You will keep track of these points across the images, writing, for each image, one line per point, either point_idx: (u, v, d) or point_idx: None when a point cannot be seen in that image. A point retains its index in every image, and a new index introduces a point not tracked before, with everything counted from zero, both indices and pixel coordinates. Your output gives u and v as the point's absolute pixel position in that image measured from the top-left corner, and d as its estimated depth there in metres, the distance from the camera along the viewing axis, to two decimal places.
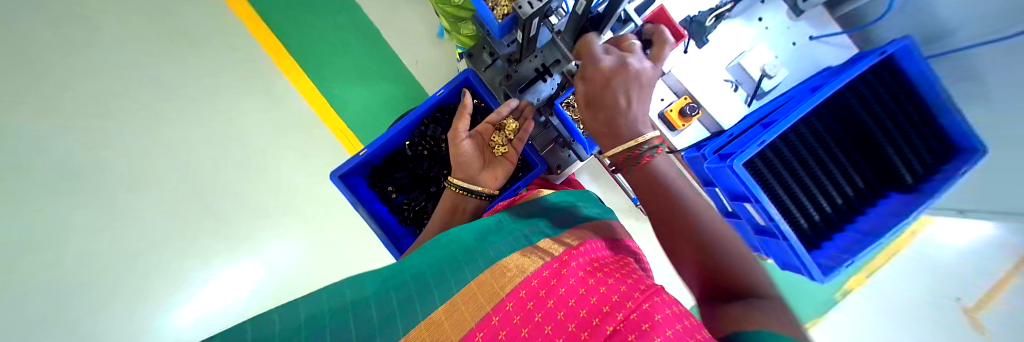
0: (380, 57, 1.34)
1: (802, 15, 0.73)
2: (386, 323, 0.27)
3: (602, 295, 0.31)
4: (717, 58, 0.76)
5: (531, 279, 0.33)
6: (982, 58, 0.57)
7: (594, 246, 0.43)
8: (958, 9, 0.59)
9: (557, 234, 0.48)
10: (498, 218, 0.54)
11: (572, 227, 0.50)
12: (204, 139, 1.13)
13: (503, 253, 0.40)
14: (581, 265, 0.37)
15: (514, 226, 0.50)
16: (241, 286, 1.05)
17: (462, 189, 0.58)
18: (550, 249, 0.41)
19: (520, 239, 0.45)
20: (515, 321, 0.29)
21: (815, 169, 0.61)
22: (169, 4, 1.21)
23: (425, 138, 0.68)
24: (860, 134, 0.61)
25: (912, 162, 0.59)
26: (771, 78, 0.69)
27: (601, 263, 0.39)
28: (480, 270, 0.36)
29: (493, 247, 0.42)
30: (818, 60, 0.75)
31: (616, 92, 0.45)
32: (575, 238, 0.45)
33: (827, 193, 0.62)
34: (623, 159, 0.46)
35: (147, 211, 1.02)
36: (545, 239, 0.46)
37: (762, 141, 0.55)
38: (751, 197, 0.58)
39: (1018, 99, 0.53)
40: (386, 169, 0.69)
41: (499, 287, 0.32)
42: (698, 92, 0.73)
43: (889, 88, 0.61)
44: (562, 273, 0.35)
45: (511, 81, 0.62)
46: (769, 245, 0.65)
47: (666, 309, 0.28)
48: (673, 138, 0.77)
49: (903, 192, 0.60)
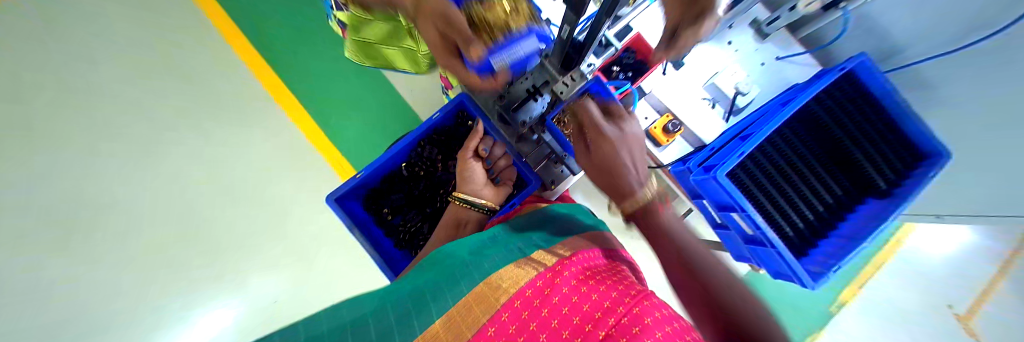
0: (374, 81, 1.34)
1: (767, 38, 0.80)
2: (386, 335, 0.28)
3: (594, 301, 0.32)
4: (694, 78, 0.80)
5: (524, 290, 0.34)
6: (935, 70, 0.63)
7: (587, 256, 0.44)
8: (909, 27, 0.64)
9: (550, 245, 0.49)
10: (492, 232, 0.55)
11: (563, 238, 0.51)
12: (195, 168, 1.13)
13: (496, 265, 0.41)
14: (573, 274, 0.38)
15: (507, 240, 0.51)
16: (225, 323, 1.03)
17: (467, 202, 0.63)
18: (544, 260, 0.42)
19: (514, 252, 0.46)
20: (510, 331, 0.29)
21: (794, 179, 0.64)
22: (169, 37, 1.24)
23: (421, 159, 0.69)
24: (831, 144, 0.65)
25: (883, 169, 0.63)
26: (744, 95, 0.76)
27: (595, 271, 0.40)
28: (474, 284, 0.37)
29: (488, 260, 0.43)
30: (787, 77, 0.81)
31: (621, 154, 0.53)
32: (568, 248, 0.46)
33: (808, 201, 0.65)
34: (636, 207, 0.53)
35: (133, 244, 1.01)
36: (538, 250, 0.47)
37: (741, 152, 0.59)
38: (737, 207, 0.60)
39: (977, 105, 0.58)
40: (383, 190, 0.68)
41: (494, 300, 0.33)
42: (679, 110, 0.78)
43: (855, 102, 0.65)
44: (555, 282, 0.35)
45: (503, 102, 0.65)
46: (759, 254, 0.66)
47: (655, 313, 0.29)
48: (659, 153, 0.80)
49: (880, 198, 0.63)
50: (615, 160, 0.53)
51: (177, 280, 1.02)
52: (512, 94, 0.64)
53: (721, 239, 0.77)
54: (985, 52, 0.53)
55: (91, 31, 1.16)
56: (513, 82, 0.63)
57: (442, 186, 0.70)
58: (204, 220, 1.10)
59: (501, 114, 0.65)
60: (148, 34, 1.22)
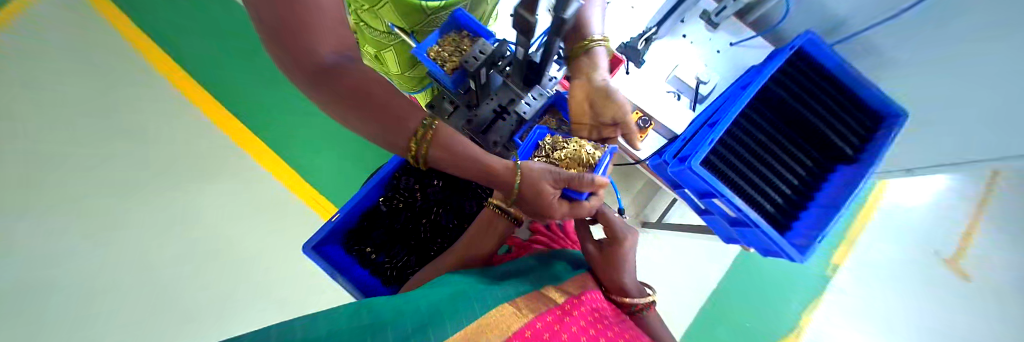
0: None
1: (718, 27, 0.83)
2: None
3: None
4: (657, 73, 0.83)
5: (535, 322, 0.35)
6: (882, 38, 0.67)
7: (592, 298, 0.48)
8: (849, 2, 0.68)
9: (557, 282, 0.52)
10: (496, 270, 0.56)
11: (565, 277, 0.55)
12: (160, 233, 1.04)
13: (504, 295, 0.42)
14: (580, 316, 0.41)
15: (516, 276, 0.53)
16: None
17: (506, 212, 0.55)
18: (552, 296, 0.45)
19: (519, 285, 0.48)
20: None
21: (766, 157, 0.66)
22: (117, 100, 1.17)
23: (398, 191, 0.66)
24: (794, 119, 0.68)
25: (847, 136, 0.65)
26: (705, 84, 0.79)
27: (598, 315, 0.44)
28: (484, 308, 0.37)
29: (500, 290, 0.45)
30: (743, 60, 0.84)
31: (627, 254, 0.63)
32: (575, 288, 0.50)
33: (783, 177, 0.66)
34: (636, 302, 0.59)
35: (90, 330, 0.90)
36: (548, 286, 0.49)
37: (710, 140, 0.61)
38: (716, 193, 0.61)
39: (921, 63, 0.62)
40: (364, 230, 0.64)
41: (507, 326, 0.33)
42: (646, 106, 0.80)
43: (809, 76, 0.68)
44: (563, 319, 0.38)
45: (473, 125, 0.61)
46: (746, 235, 0.67)
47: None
48: (634, 149, 0.82)
49: (849, 163, 0.64)
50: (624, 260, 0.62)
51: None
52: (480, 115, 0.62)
53: (708, 224, 0.77)
54: (918, 17, 0.57)
55: None
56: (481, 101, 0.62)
57: (424, 216, 0.65)
58: None
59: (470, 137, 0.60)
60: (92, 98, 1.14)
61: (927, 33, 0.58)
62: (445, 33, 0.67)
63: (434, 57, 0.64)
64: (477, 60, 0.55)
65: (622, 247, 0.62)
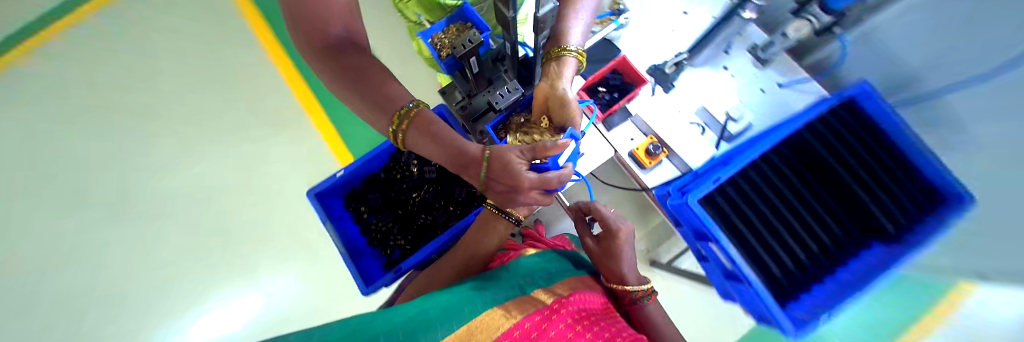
0: None
1: (768, 64, 0.78)
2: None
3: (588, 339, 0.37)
4: (687, 101, 0.79)
5: (524, 321, 0.37)
6: (958, 104, 0.52)
7: (582, 298, 0.49)
8: (927, 54, 0.56)
9: (550, 284, 0.52)
10: (489, 274, 0.57)
11: (562, 279, 0.56)
12: (229, 166, 1.29)
13: (496, 301, 0.44)
14: (568, 313, 0.43)
15: (508, 277, 0.54)
16: (242, 315, 1.15)
17: (500, 210, 0.56)
18: (540, 297, 0.46)
19: (514, 289, 0.49)
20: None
21: (782, 212, 0.58)
22: (218, 50, 1.42)
23: (399, 163, 0.70)
24: (832, 178, 0.59)
25: (897, 213, 0.53)
26: (735, 121, 0.74)
27: (587, 314, 0.46)
28: (473, 315, 0.39)
29: (490, 296, 0.46)
30: (791, 105, 0.75)
31: (624, 249, 0.65)
32: (566, 289, 0.51)
33: (801, 239, 0.58)
34: (639, 293, 0.61)
35: (184, 230, 1.22)
36: (539, 289, 0.50)
37: (715, 179, 0.59)
38: (711, 237, 0.56)
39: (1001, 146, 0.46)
40: (363, 192, 0.70)
41: (495, 328, 0.36)
42: (663, 133, 0.76)
43: (861, 133, 0.59)
44: (551, 318, 0.40)
45: (466, 112, 0.64)
46: (742, 292, 0.60)
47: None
48: (644, 175, 0.77)
49: (886, 242, 0.53)
50: (618, 251, 0.65)
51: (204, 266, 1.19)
52: (475, 104, 0.64)
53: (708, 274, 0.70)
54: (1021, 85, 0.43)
55: (170, 50, 1.42)
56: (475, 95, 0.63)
57: (415, 190, 0.69)
58: (232, 213, 1.25)
59: (463, 124, 0.64)
60: (205, 48, 1.42)
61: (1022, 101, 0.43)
62: (452, 21, 0.63)
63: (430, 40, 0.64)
64: (466, 48, 0.51)
65: (615, 236, 0.66)
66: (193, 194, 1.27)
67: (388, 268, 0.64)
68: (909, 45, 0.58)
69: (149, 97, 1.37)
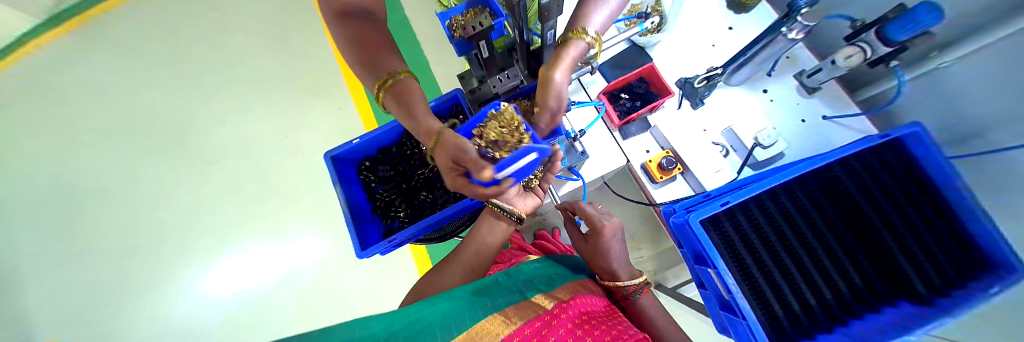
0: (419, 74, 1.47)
1: (815, 93, 0.71)
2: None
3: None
4: (714, 120, 0.75)
5: (525, 329, 0.43)
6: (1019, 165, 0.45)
7: (585, 301, 0.52)
8: (995, 107, 0.48)
9: (549, 290, 0.57)
10: (494, 277, 0.62)
11: (561, 284, 0.59)
12: (267, 120, 1.37)
13: (499, 306, 0.49)
14: (569, 318, 0.46)
15: (509, 284, 0.59)
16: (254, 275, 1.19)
17: (501, 209, 0.64)
18: (541, 304, 0.51)
19: (515, 294, 0.54)
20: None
21: (795, 248, 0.54)
22: (277, 14, 1.53)
23: (410, 139, 0.73)
24: (859, 222, 0.54)
25: (929, 270, 0.48)
26: (764, 148, 0.67)
27: (590, 315, 0.49)
28: (478, 318, 0.44)
29: (492, 300, 0.51)
30: (832, 140, 0.69)
31: (609, 247, 0.66)
32: (568, 294, 0.54)
33: (812, 281, 0.53)
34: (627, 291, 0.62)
35: (214, 173, 1.29)
36: (538, 295, 0.55)
37: (724, 202, 0.55)
38: (710, 261, 0.53)
39: None
40: (375, 162, 0.74)
41: (498, 332, 0.42)
42: (681, 148, 0.72)
43: (901, 177, 0.53)
44: (551, 324, 0.44)
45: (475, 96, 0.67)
46: (735, 327, 0.55)
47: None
48: (654, 190, 0.74)
49: (916, 303, 0.47)
50: (603, 249, 0.66)
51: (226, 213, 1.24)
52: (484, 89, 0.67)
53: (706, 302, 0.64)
54: None
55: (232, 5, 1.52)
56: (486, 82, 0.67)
57: (422, 167, 0.72)
58: (261, 164, 1.32)
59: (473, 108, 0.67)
60: (265, 10, 1.53)
61: None
62: (473, 5, 0.60)
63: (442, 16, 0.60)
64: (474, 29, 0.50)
65: (599, 233, 0.66)
66: (219, 143, 1.32)
67: (385, 236, 0.68)
68: (980, 87, 0.50)
69: (203, 44, 1.45)
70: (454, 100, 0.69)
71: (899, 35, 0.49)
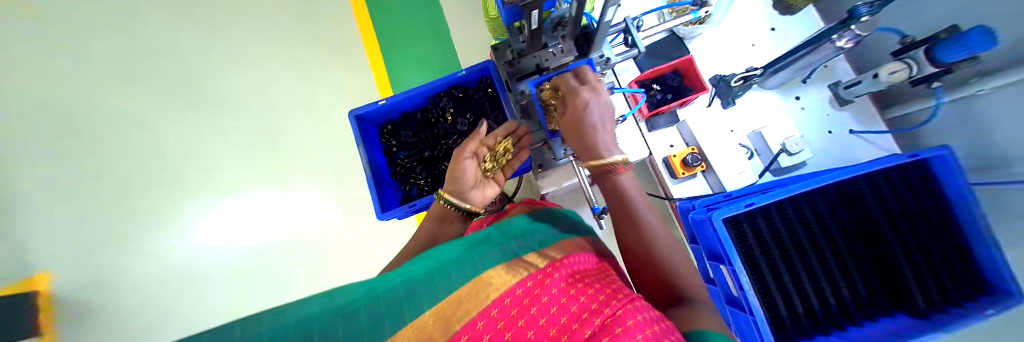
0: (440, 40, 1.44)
1: (847, 105, 0.71)
2: (376, 325, 0.33)
3: (581, 303, 0.37)
4: (741, 121, 0.74)
5: (514, 289, 0.38)
6: None
7: (580, 259, 0.46)
8: None
9: (543, 248, 0.50)
10: (488, 230, 0.57)
11: (555, 243, 0.53)
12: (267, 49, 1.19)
13: (488, 264, 0.43)
14: (564, 276, 0.41)
15: (501, 237, 0.54)
16: None
17: (450, 204, 0.60)
18: (532, 261, 0.44)
19: (508, 252, 0.48)
20: (498, 327, 0.34)
21: (809, 256, 0.55)
22: None
23: (434, 108, 0.71)
24: (872, 233, 0.55)
25: (930, 287, 0.50)
26: (790, 155, 0.68)
27: (585, 274, 0.43)
28: (466, 279, 0.40)
29: (479, 256, 0.46)
30: (854, 154, 0.70)
31: (589, 117, 0.52)
32: (560, 252, 0.48)
33: (819, 287, 0.55)
34: (601, 169, 0.52)
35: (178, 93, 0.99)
36: (531, 252, 0.48)
37: (749, 203, 0.53)
38: (726, 259, 0.55)
39: None
40: (397, 126, 0.73)
41: (485, 294, 0.38)
42: (707, 146, 0.72)
43: (923, 199, 0.51)
44: (544, 283, 0.39)
45: (514, 68, 0.60)
46: (738, 321, 0.58)
47: (637, 315, 0.35)
48: (673, 186, 0.75)
49: (913, 315, 0.51)
50: (584, 122, 0.52)
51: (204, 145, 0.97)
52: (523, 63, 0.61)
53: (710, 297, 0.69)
54: None
55: None
56: (526, 55, 0.60)
57: (446, 138, 0.71)
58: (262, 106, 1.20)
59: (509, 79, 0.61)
60: None
61: None
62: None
63: None
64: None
65: (580, 104, 0.51)
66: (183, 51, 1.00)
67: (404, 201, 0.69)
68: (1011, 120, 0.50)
69: None
70: (484, 72, 0.67)
71: (949, 58, 0.48)
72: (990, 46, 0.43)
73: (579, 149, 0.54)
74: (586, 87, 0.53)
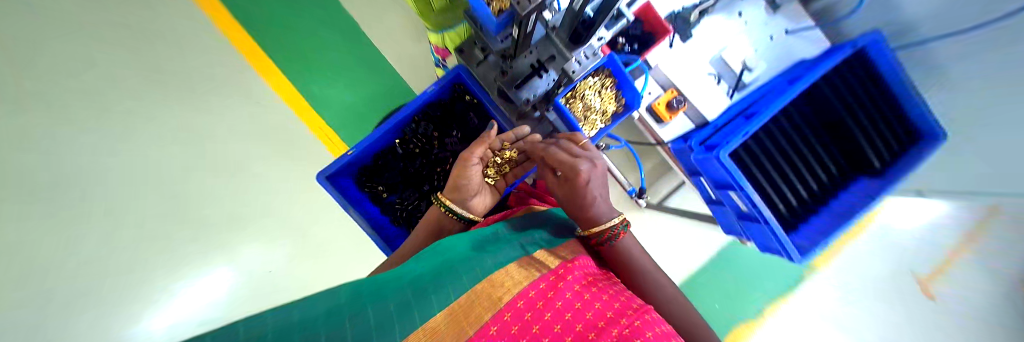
0: (352, 35, 1.15)
1: (779, 10, 0.76)
2: (384, 324, 0.25)
3: (597, 310, 0.31)
4: (701, 52, 0.77)
5: (528, 290, 0.32)
6: (947, 49, 0.61)
7: (588, 261, 0.42)
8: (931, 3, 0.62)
9: (552, 246, 0.46)
10: (495, 228, 0.52)
11: (565, 241, 0.49)
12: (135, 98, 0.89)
13: (500, 262, 0.38)
14: (577, 279, 0.36)
15: (510, 237, 0.48)
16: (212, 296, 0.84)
17: (453, 213, 0.55)
18: (546, 261, 0.40)
19: (517, 249, 0.43)
20: (513, 332, 0.28)
21: (793, 157, 0.63)
22: None
23: (416, 136, 0.70)
24: (831, 120, 0.64)
25: (881, 148, 0.62)
26: (749, 71, 0.75)
27: (596, 278, 0.39)
28: (477, 279, 0.34)
29: (490, 256, 0.40)
30: (793, 53, 0.78)
31: (587, 192, 0.48)
32: (570, 252, 0.44)
33: (804, 180, 0.63)
34: (601, 237, 0.47)
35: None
36: (541, 250, 0.44)
37: (744, 133, 0.58)
38: (736, 186, 0.60)
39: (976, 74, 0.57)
40: (377, 168, 0.70)
41: (497, 298, 0.31)
42: (685, 86, 0.75)
43: (864, 82, 0.63)
44: (558, 286, 0.34)
45: (507, 77, 0.57)
46: (751, 229, 0.68)
47: (656, 327, 0.29)
48: (661, 129, 0.82)
49: (872, 176, 0.63)
50: (580, 196, 0.48)
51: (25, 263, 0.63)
52: (516, 68, 0.56)
53: (714, 213, 0.79)
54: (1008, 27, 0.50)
55: None
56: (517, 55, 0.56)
57: (438, 164, 0.71)
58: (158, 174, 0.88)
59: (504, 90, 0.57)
60: None
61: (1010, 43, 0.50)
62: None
63: None
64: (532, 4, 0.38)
65: (574, 176, 0.47)
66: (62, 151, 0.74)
67: None
68: None
69: None
70: (456, 78, 0.67)
71: None
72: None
73: (577, 219, 0.51)
74: (579, 155, 0.49)
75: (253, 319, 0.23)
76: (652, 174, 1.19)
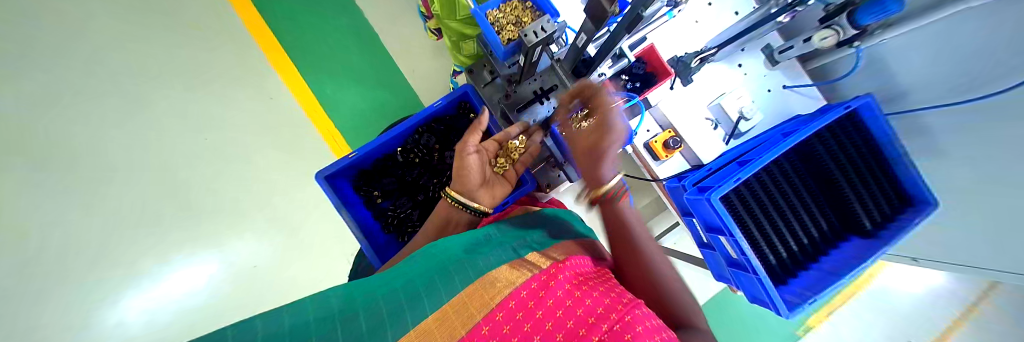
0: (377, 59, 1.40)
1: (778, 65, 0.79)
2: (375, 329, 0.25)
3: (588, 307, 0.30)
4: (699, 97, 0.81)
5: (520, 290, 0.31)
6: (936, 119, 0.61)
7: (580, 261, 0.41)
8: (924, 72, 0.62)
9: (544, 248, 0.46)
10: (487, 231, 0.53)
11: (557, 242, 0.49)
12: (216, 111, 1.18)
13: (492, 264, 0.38)
14: (567, 279, 0.35)
15: (502, 240, 0.49)
16: (196, 283, 1.01)
17: (459, 203, 0.58)
18: (538, 262, 0.39)
19: (508, 251, 0.43)
20: (504, 331, 0.27)
21: (783, 208, 0.63)
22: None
23: (417, 146, 0.73)
24: (820, 173, 0.66)
25: (871, 210, 0.62)
26: (747, 120, 0.78)
27: (587, 278, 0.38)
28: (469, 280, 0.34)
29: (484, 257, 0.40)
30: (790, 107, 0.81)
31: (612, 137, 0.49)
32: (561, 253, 0.43)
33: (794, 232, 0.64)
34: (609, 195, 0.51)
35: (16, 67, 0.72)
36: (532, 252, 0.44)
37: (738, 178, 0.57)
38: (726, 231, 0.60)
39: (963, 149, 0.57)
40: (375, 174, 0.73)
41: (489, 297, 0.31)
42: (681, 127, 0.79)
43: (853, 140, 0.64)
44: (549, 285, 0.33)
45: (510, 101, 0.64)
46: (740, 278, 0.67)
47: (646, 322, 0.28)
48: (656, 167, 0.83)
49: (862, 237, 0.63)
50: (605, 145, 0.49)
51: (205, 228, 1.06)
52: (519, 93, 0.64)
53: (705, 257, 0.79)
54: (989, 106, 0.50)
55: None
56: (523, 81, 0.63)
57: (434, 176, 0.74)
58: (228, 176, 1.13)
59: (506, 113, 0.63)
60: None
61: (993, 122, 0.50)
62: None
63: (490, 21, 0.60)
64: (537, 38, 0.43)
65: (603, 118, 0.49)
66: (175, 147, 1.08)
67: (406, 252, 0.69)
68: (916, 56, 0.62)
69: None
70: (464, 96, 0.72)
71: (866, 20, 0.57)
72: (899, 8, 0.51)
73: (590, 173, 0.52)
74: (609, 104, 0.50)
75: (242, 324, 0.22)
76: (647, 211, 1.21)
